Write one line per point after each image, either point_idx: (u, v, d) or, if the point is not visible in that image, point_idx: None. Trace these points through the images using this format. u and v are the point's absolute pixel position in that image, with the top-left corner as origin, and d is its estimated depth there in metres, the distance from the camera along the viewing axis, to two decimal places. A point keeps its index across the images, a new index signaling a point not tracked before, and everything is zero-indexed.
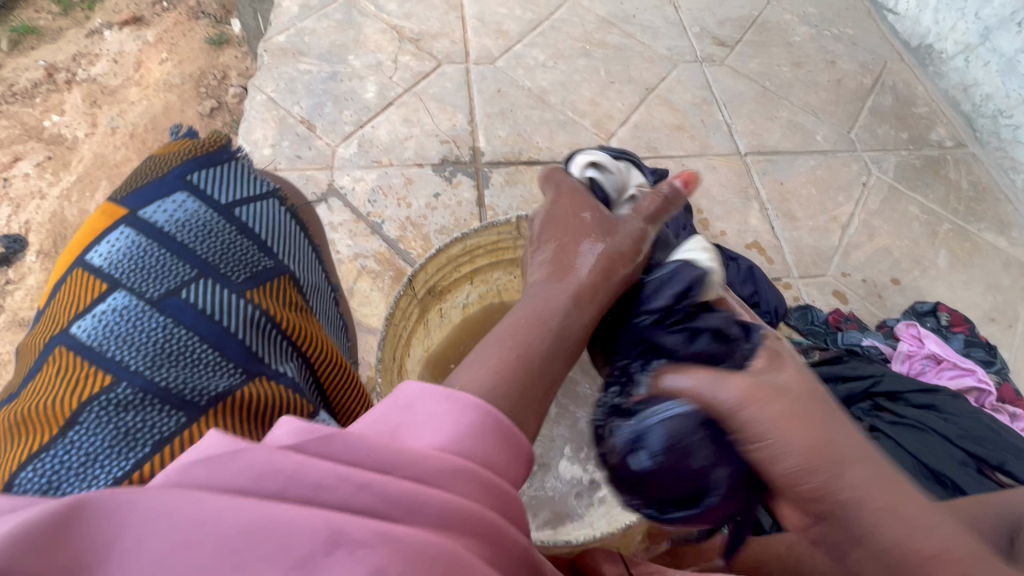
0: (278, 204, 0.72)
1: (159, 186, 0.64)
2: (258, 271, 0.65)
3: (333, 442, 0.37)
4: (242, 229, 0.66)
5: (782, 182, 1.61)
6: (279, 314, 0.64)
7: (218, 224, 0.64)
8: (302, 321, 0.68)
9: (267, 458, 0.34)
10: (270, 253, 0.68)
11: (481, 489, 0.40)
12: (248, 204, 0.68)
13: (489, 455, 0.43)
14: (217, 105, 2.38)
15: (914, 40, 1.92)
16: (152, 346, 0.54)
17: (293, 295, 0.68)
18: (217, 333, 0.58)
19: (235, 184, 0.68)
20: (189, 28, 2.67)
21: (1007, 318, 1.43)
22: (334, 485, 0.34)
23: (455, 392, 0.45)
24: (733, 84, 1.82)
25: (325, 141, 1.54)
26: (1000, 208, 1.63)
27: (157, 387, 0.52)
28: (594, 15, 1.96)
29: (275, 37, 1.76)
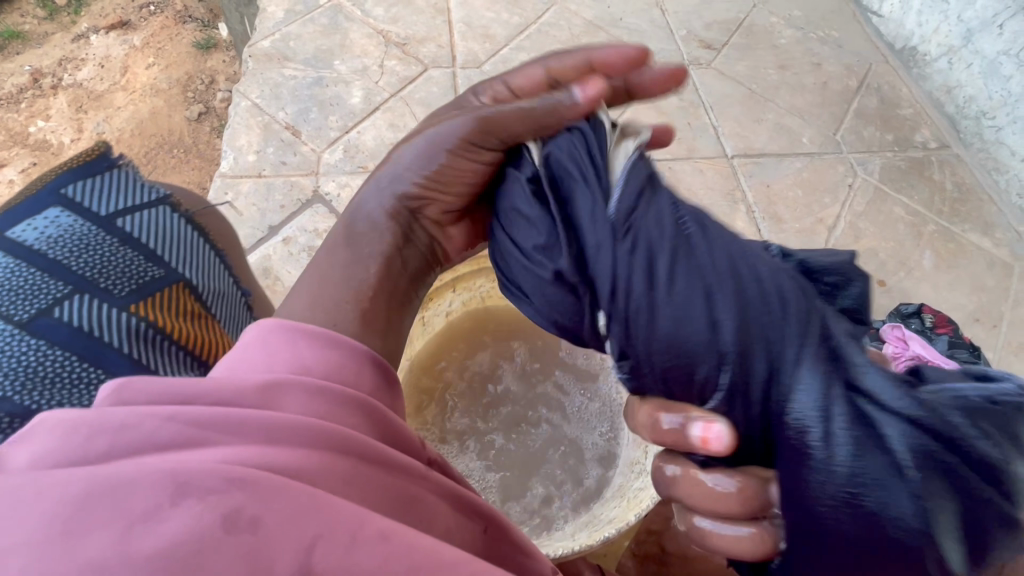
0: (167, 211, 0.76)
1: (32, 204, 0.66)
2: (144, 282, 0.69)
3: (135, 390, 0.37)
4: (127, 242, 0.70)
5: (768, 185, 1.62)
6: (166, 322, 0.68)
7: (98, 239, 0.68)
8: (192, 325, 0.72)
9: (93, 418, 0.34)
10: (159, 262, 0.72)
11: (320, 406, 0.43)
12: (133, 215, 0.72)
13: (306, 361, 0.47)
14: (205, 110, 2.36)
15: (899, 42, 1.93)
16: (25, 369, 0.57)
17: (183, 300, 0.73)
18: (95, 347, 0.61)
19: (117, 196, 0.72)
20: (177, 32, 2.66)
21: (991, 319, 1.44)
22: (138, 423, 0.34)
23: (279, 323, 0.50)
24: (719, 87, 1.83)
25: (310, 147, 1.53)
26: (985, 209, 1.64)
27: (27, 409, 0.56)
28: (581, 18, 1.96)
29: (260, 42, 1.75)
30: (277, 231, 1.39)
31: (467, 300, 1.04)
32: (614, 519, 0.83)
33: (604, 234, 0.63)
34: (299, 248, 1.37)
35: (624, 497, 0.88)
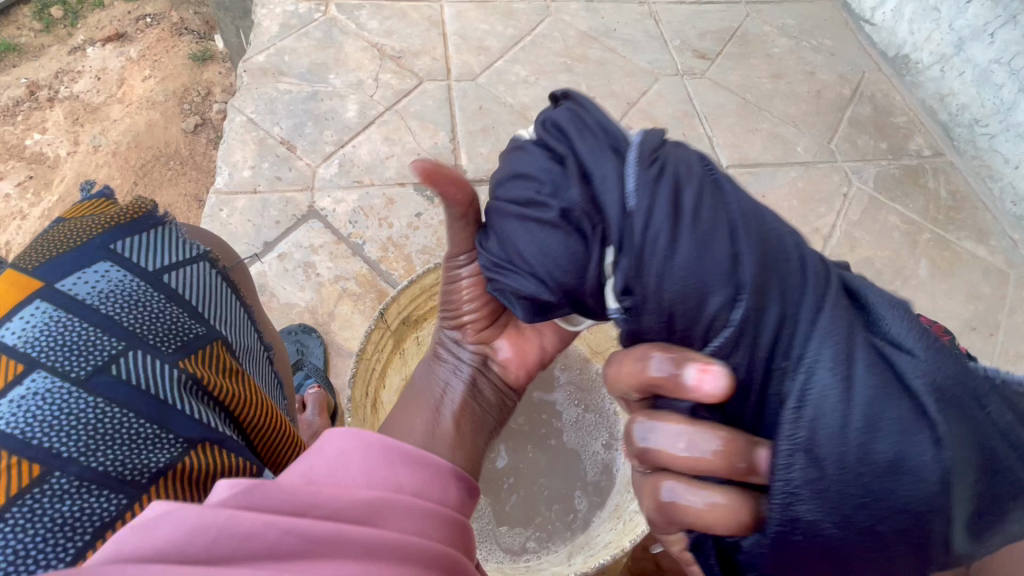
0: (208, 267, 0.72)
1: (77, 257, 0.59)
2: (189, 339, 0.64)
3: (256, 493, 0.38)
4: (173, 296, 0.65)
5: (763, 195, 1.61)
6: (213, 380, 0.63)
7: (147, 294, 0.62)
8: (235, 383, 0.67)
9: (199, 515, 0.35)
10: (202, 318, 0.67)
11: (412, 518, 0.44)
12: (178, 270, 0.67)
13: (399, 479, 0.47)
14: (201, 122, 2.37)
15: (891, 50, 1.95)
16: (85, 431, 0.51)
17: (225, 358, 0.68)
18: (155, 406, 0.56)
19: (162, 250, 0.67)
20: (173, 45, 2.66)
21: (988, 327, 1.44)
22: (263, 533, 0.36)
23: (365, 432, 0.48)
24: (713, 97, 1.84)
25: (305, 162, 1.53)
26: (979, 217, 1.65)
27: (96, 473, 0.50)
28: (575, 29, 1.97)
29: (255, 56, 1.75)
30: (272, 247, 1.39)
31: None
32: (610, 543, 0.83)
33: (608, 167, 0.62)
34: (294, 265, 1.36)
35: (621, 519, 0.88)
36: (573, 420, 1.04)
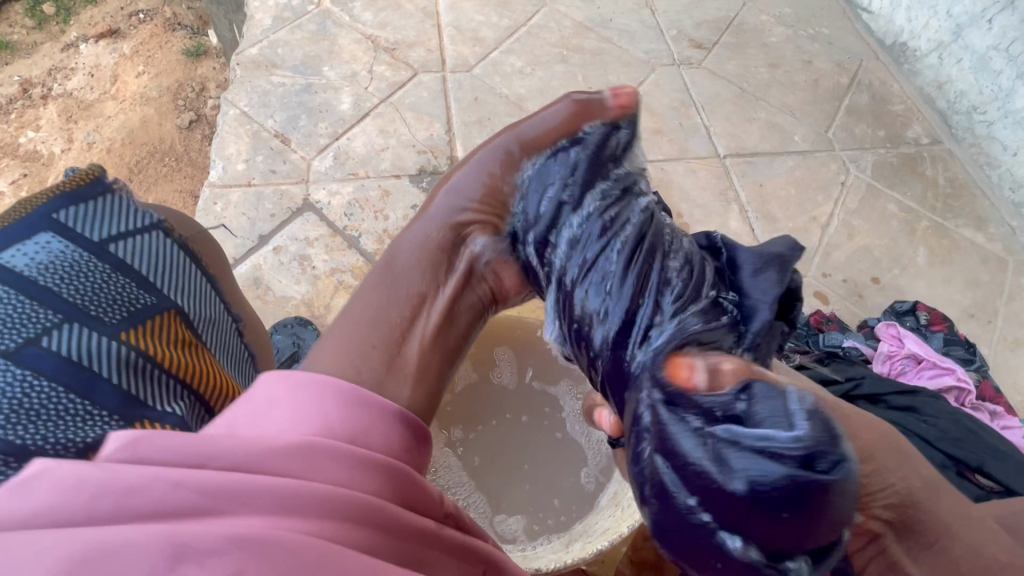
0: (162, 236, 0.71)
1: (19, 229, 0.60)
2: (134, 310, 0.63)
3: (150, 450, 0.38)
4: (118, 268, 0.64)
5: (761, 184, 1.60)
6: (159, 352, 0.63)
7: (90, 265, 0.62)
8: (187, 355, 0.67)
9: (73, 475, 0.35)
10: (152, 290, 0.67)
11: (337, 467, 0.45)
12: (126, 241, 0.66)
13: (331, 423, 0.49)
14: (196, 117, 2.35)
15: (889, 38, 1.93)
16: (11, 405, 0.53)
17: (177, 330, 0.68)
18: (86, 380, 0.57)
19: (110, 220, 0.66)
20: (166, 40, 2.64)
21: (986, 314, 1.43)
22: (149, 486, 0.36)
23: (293, 376, 0.51)
24: (710, 86, 1.83)
25: (300, 154, 1.52)
26: (977, 204, 1.64)
27: (18, 445, 0.52)
28: (571, 19, 1.96)
29: (248, 49, 1.74)
30: (267, 240, 1.38)
31: None
32: (608, 530, 0.83)
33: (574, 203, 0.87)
34: (290, 257, 1.36)
35: (619, 506, 0.87)
36: (569, 408, 1.04)
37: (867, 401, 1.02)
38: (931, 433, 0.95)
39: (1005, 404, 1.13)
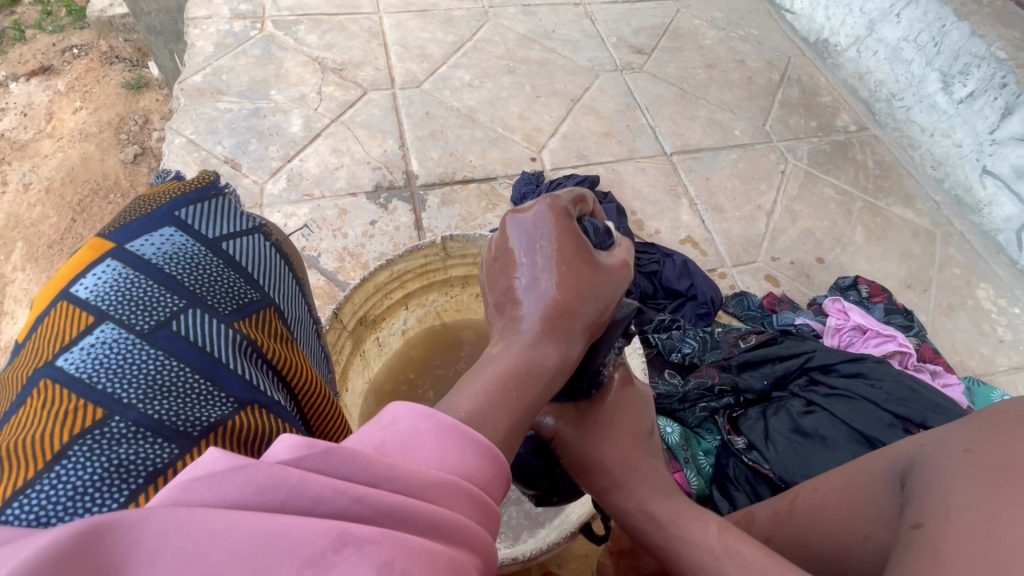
0: (263, 239, 0.66)
1: (146, 222, 0.57)
2: (243, 303, 0.58)
3: (331, 458, 0.34)
4: (230, 263, 0.60)
5: (707, 178, 1.67)
6: (268, 347, 0.57)
7: (206, 259, 0.58)
8: (288, 353, 0.60)
9: (268, 470, 0.32)
10: (256, 286, 0.61)
11: (471, 507, 0.39)
12: (237, 238, 0.62)
13: (469, 469, 0.41)
14: (141, 151, 2.29)
15: (812, 36, 2.11)
16: (144, 378, 0.46)
17: (278, 328, 0.61)
18: (208, 364, 0.50)
19: (223, 220, 0.62)
20: (104, 74, 2.57)
21: (921, 284, 1.53)
22: (331, 497, 0.32)
23: (442, 416, 0.43)
24: (652, 89, 1.91)
25: (252, 179, 1.50)
26: (905, 183, 1.76)
27: (152, 421, 0.44)
28: (514, 33, 2.02)
29: (191, 77, 1.71)
30: None
31: (422, 317, 0.93)
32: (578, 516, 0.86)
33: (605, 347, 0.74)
34: None
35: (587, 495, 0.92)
36: None
37: (820, 371, 1.09)
38: (875, 396, 1.02)
39: (942, 363, 1.21)
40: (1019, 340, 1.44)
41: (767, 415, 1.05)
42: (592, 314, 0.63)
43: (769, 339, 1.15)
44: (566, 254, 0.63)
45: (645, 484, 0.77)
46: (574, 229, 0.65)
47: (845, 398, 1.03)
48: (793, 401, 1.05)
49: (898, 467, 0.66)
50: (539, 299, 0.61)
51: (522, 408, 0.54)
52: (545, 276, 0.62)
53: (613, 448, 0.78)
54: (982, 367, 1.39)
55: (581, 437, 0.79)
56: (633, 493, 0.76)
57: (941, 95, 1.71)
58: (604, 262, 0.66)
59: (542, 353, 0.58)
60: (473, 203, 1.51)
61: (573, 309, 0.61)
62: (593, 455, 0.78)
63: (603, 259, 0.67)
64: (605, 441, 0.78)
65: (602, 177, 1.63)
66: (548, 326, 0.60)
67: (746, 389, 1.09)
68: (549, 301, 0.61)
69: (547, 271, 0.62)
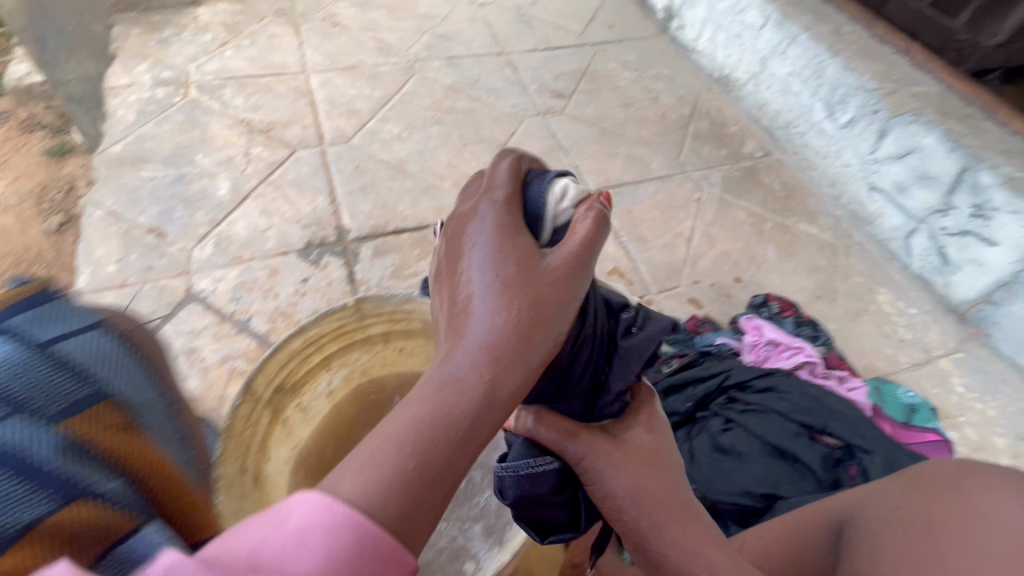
0: (104, 331, 0.63)
1: None
2: (73, 402, 0.57)
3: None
4: (59, 363, 0.58)
5: (629, 211, 1.77)
6: (101, 441, 0.57)
7: (30, 364, 0.56)
8: (130, 442, 0.59)
9: None
10: (91, 381, 0.59)
11: None
12: (73, 336, 0.60)
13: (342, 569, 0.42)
14: (67, 219, 2.21)
15: (716, 72, 2.31)
16: None
17: (119, 419, 0.59)
18: (25, 469, 0.52)
19: (57, 317, 0.61)
20: (23, 142, 2.49)
21: (829, 294, 1.66)
22: None
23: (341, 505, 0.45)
24: (573, 130, 2.03)
25: (178, 246, 1.48)
26: (807, 201, 1.92)
27: None
28: (440, 84, 2.11)
29: (111, 147, 1.69)
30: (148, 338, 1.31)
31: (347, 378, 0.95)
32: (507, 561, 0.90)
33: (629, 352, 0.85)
34: (175, 354, 1.29)
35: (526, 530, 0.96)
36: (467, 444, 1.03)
37: (737, 388, 1.16)
38: (784, 405, 1.10)
39: (848, 367, 1.31)
40: (917, 338, 1.58)
41: (690, 436, 1.11)
42: (539, 337, 0.61)
43: (690, 362, 1.23)
44: (516, 270, 0.63)
45: (695, 526, 0.79)
46: (526, 244, 0.65)
47: (758, 412, 1.10)
48: (713, 419, 1.11)
49: (836, 517, 0.77)
50: (483, 317, 0.60)
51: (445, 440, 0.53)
52: (492, 291, 0.61)
53: (637, 479, 0.81)
54: (888, 366, 1.51)
55: (609, 462, 0.82)
56: (686, 531, 0.78)
57: (828, 121, 1.89)
58: (558, 273, 0.64)
59: (479, 379, 0.57)
60: (406, 253, 1.54)
61: (520, 331, 0.60)
62: (622, 485, 0.81)
63: (558, 269, 0.65)
64: (638, 472, 0.82)
65: None
66: (488, 348, 0.58)
67: (672, 413, 1.15)
68: (492, 321, 0.60)
69: (496, 285, 0.62)
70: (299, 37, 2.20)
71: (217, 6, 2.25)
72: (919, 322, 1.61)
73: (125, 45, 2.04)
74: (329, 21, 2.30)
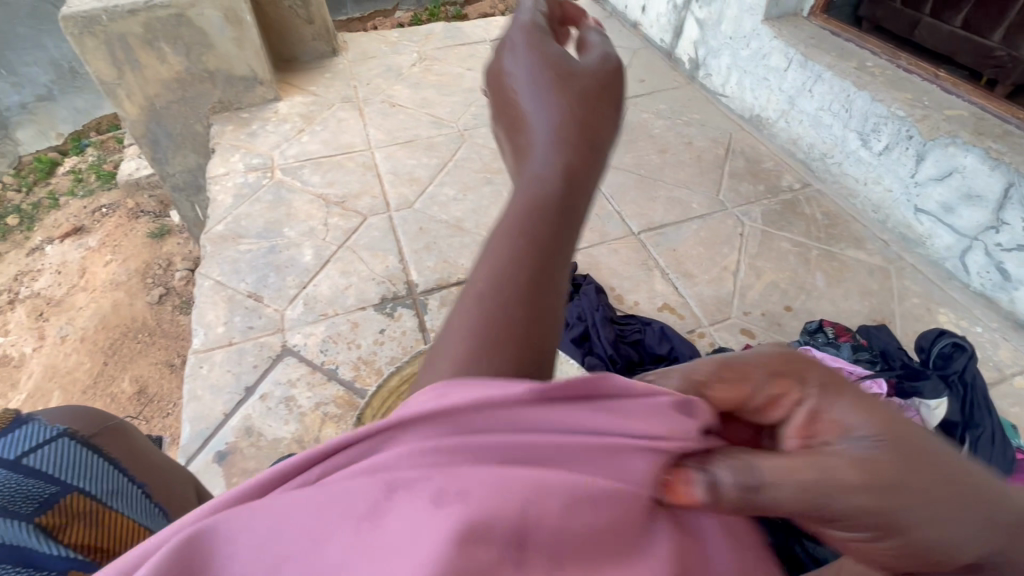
0: (68, 439, 0.78)
1: None
2: (44, 499, 0.71)
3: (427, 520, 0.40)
4: (32, 473, 0.73)
5: (673, 250, 1.87)
6: (68, 530, 0.71)
7: (10, 480, 0.71)
8: (93, 525, 0.74)
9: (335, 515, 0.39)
10: (60, 481, 0.74)
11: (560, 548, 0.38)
12: (38, 449, 0.75)
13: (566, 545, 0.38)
14: (165, 291, 3.19)
15: (747, 113, 2.43)
16: None
17: (85, 507, 0.74)
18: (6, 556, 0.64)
19: (18, 440, 0.74)
20: (131, 228, 3.63)
21: (885, 317, 1.67)
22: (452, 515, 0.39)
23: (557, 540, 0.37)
24: (614, 178, 2.17)
25: (273, 307, 1.70)
26: (852, 228, 1.96)
27: None
28: (488, 148, 2.33)
29: (215, 227, 1.98)
30: (253, 390, 1.49)
31: None
32: None
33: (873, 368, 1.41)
34: (276, 402, 1.46)
35: None
36: None
37: None
38: None
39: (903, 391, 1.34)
40: (987, 356, 1.55)
41: None
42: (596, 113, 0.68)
43: None
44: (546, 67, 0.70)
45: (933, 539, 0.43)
46: (546, 54, 0.72)
47: None
48: None
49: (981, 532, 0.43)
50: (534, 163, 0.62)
51: (549, 197, 0.59)
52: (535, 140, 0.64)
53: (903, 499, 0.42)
54: None
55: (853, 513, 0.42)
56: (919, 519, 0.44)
57: (863, 149, 1.94)
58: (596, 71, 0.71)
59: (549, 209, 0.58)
60: None
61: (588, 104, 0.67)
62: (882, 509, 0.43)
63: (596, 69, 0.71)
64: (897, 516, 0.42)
65: (580, 262, 1.83)
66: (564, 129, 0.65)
67: None
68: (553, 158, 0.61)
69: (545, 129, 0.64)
70: (364, 119, 2.50)
71: (295, 99, 2.61)
72: (986, 340, 1.59)
73: (221, 139, 2.39)
74: (388, 103, 2.61)
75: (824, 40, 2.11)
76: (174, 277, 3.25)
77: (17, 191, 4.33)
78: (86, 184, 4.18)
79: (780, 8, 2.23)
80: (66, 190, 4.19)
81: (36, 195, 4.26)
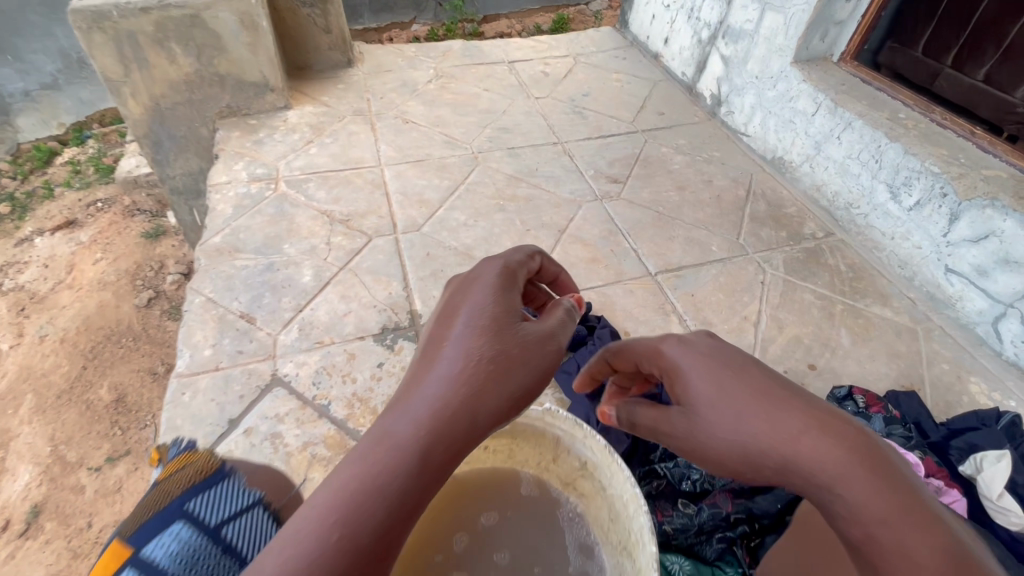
0: (258, 508, 0.96)
1: (162, 520, 0.88)
2: None
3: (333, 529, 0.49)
4: (224, 545, 0.87)
5: (691, 295, 1.78)
6: None
7: (205, 546, 0.85)
8: None
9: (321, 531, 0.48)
10: (237, 557, 0.87)
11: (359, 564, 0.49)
12: (233, 516, 0.92)
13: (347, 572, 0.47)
14: (154, 295, 3.08)
15: (769, 154, 2.36)
16: None
17: None
18: None
19: (219, 505, 0.92)
20: (125, 227, 3.54)
21: (915, 383, 1.57)
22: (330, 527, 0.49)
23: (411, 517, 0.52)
24: (630, 214, 2.09)
25: (266, 331, 1.59)
26: (877, 282, 1.88)
27: None
28: (502, 173, 2.25)
29: (212, 238, 1.88)
30: (237, 423, 1.37)
31: None
32: None
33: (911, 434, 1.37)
34: (261, 438, 1.35)
35: None
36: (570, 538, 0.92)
37: None
38: None
39: (943, 476, 1.21)
40: None
41: None
42: (522, 374, 0.62)
43: None
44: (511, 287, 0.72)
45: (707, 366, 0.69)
46: (508, 298, 0.67)
47: None
48: None
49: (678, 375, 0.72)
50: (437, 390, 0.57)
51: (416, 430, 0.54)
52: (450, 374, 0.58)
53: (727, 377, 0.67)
54: None
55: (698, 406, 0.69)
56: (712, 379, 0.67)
57: (892, 203, 1.87)
58: (531, 343, 0.65)
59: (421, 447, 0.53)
60: None
61: (514, 354, 0.63)
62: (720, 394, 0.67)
63: (534, 343, 0.65)
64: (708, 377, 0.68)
65: (593, 302, 1.74)
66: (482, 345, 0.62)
67: (761, 514, 1.13)
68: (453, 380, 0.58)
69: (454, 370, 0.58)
70: (375, 134, 2.43)
71: (305, 109, 2.53)
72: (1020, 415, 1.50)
73: (226, 145, 2.30)
74: (401, 119, 2.54)
75: (854, 88, 2.06)
76: (165, 281, 3.15)
77: (11, 178, 4.21)
78: (84, 176, 4.09)
79: (809, 52, 2.18)
80: (62, 181, 4.08)
81: (31, 183, 4.14)
